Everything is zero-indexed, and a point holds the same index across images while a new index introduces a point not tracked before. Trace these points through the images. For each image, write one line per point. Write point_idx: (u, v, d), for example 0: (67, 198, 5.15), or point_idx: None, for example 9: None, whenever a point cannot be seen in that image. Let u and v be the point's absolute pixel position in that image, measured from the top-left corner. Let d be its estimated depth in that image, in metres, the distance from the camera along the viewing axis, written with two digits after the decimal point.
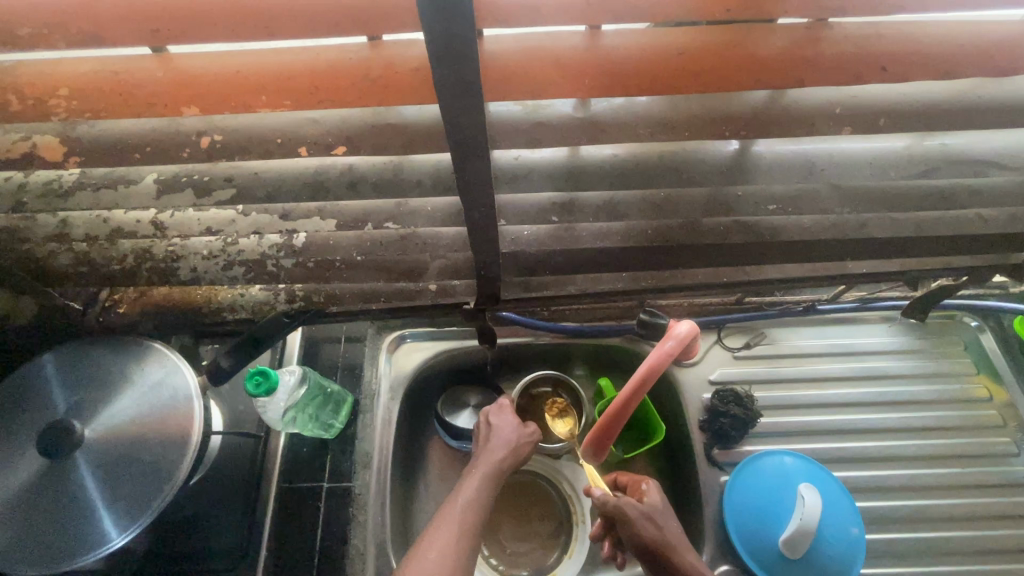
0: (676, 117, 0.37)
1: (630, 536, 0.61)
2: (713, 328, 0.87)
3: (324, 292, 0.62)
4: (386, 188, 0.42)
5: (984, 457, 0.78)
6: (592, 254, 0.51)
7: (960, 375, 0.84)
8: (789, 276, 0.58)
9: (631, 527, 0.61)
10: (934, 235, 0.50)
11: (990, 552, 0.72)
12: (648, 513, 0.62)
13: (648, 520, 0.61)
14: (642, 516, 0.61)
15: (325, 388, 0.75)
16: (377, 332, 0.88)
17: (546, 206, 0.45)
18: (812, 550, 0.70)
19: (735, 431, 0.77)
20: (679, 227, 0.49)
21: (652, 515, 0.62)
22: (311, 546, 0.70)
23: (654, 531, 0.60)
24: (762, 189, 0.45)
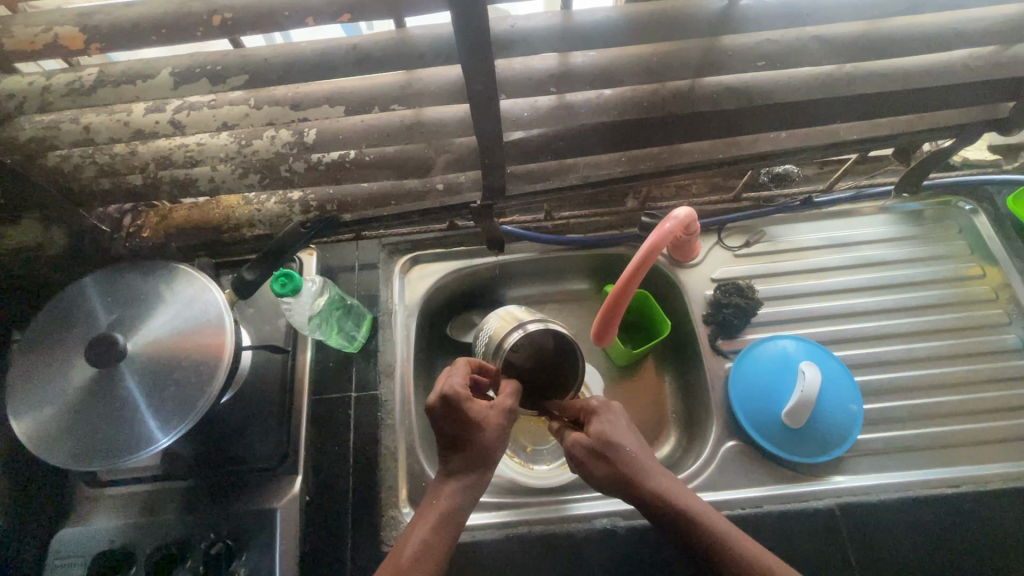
0: None
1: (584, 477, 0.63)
2: (714, 230, 0.89)
3: (337, 200, 0.64)
4: (392, 63, 0.44)
5: (976, 329, 0.82)
6: (592, 130, 0.53)
7: (954, 257, 0.87)
8: (782, 148, 0.59)
9: (583, 470, 0.62)
10: (920, 87, 0.52)
11: (983, 413, 0.76)
12: (594, 451, 0.62)
13: (597, 458, 0.61)
14: (592, 456, 0.62)
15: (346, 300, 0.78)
16: (388, 256, 0.90)
17: (544, 78, 0.47)
18: (814, 421, 0.75)
19: (737, 320, 0.81)
20: (673, 95, 0.51)
21: (604, 456, 0.61)
22: (344, 446, 0.75)
23: (605, 466, 0.61)
24: (751, 44, 0.47)
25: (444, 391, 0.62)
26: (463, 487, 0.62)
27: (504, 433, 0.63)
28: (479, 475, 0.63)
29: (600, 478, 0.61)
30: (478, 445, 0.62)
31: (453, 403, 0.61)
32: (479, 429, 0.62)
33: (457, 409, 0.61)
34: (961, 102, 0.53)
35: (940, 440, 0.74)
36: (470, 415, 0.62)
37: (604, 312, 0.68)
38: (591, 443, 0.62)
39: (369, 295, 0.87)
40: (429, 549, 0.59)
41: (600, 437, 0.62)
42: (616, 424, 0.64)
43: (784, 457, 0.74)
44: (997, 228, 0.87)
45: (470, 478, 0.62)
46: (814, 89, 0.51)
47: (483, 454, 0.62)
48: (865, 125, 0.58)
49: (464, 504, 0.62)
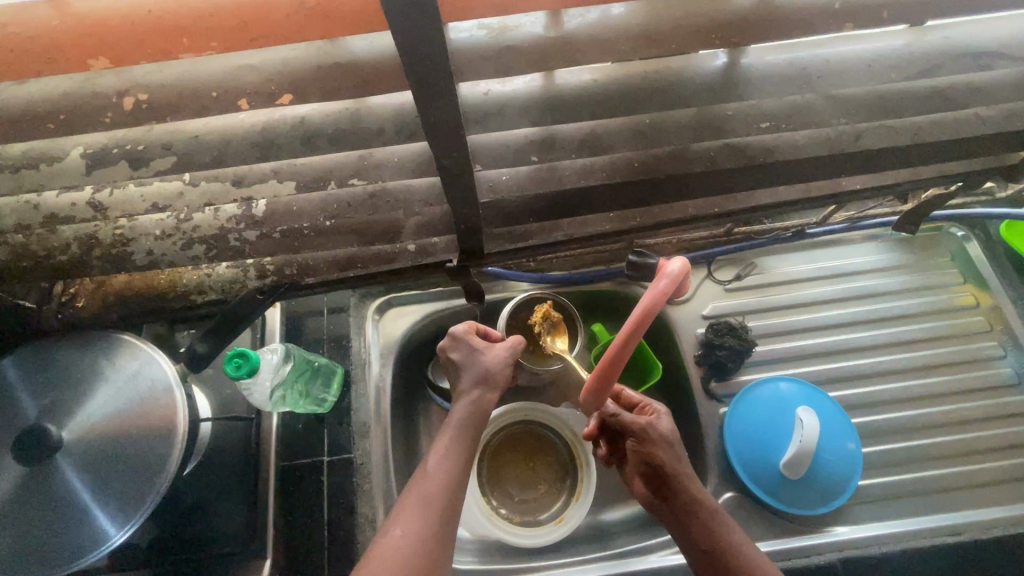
0: (658, 27, 0.34)
1: (642, 454, 0.64)
2: (703, 263, 0.85)
3: (297, 264, 0.57)
4: (345, 140, 0.38)
5: (972, 363, 0.80)
6: (578, 193, 0.48)
7: (947, 286, 0.85)
8: (780, 200, 0.55)
9: (648, 447, 0.64)
10: (931, 141, 0.48)
11: (980, 452, 0.74)
12: (666, 438, 0.65)
13: (664, 446, 0.64)
14: (661, 441, 0.64)
15: (312, 364, 0.72)
16: (359, 300, 0.84)
17: (524, 145, 0.42)
18: (814, 469, 0.72)
19: (731, 362, 0.77)
20: (666, 156, 0.46)
21: (670, 446, 0.64)
22: (319, 518, 0.70)
23: (671, 454, 0.64)
24: (753, 105, 0.42)
25: (453, 326, 0.70)
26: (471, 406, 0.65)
27: (505, 357, 0.68)
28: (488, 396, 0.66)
29: (661, 461, 0.63)
30: (480, 366, 0.67)
31: (460, 342, 0.69)
32: (480, 353, 0.68)
33: (460, 343, 0.69)
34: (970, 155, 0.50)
35: (940, 484, 0.72)
36: (472, 344, 0.69)
37: (599, 374, 0.61)
38: (665, 432, 0.65)
39: (340, 346, 0.80)
40: (452, 462, 0.61)
41: (673, 433, 0.66)
42: (670, 429, 0.66)
43: (785, 509, 0.70)
44: (988, 255, 0.85)
45: (477, 396, 0.66)
46: (817, 145, 0.47)
47: (484, 374, 0.67)
48: (869, 175, 0.54)
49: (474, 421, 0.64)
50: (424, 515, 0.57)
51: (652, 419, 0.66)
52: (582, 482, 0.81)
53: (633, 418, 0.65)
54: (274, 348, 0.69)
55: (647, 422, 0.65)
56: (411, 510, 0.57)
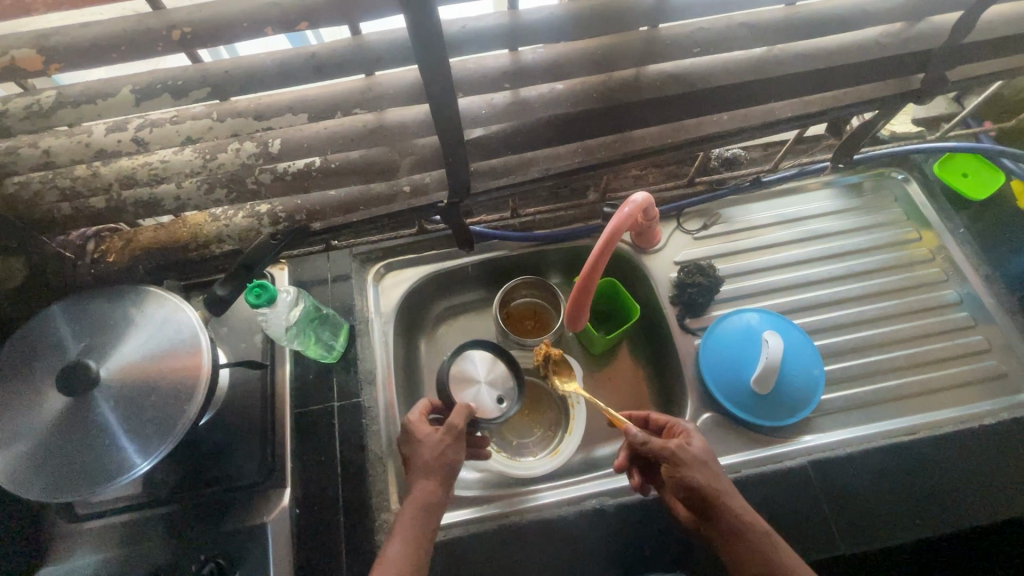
0: None
1: (677, 479, 0.65)
2: (673, 216, 0.94)
3: (306, 209, 0.65)
4: (350, 68, 0.46)
5: (919, 288, 0.88)
6: (548, 124, 0.57)
7: (893, 223, 0.93)
8: (724, 130, 0.64)
9: (681, 470, 0.65)
10: (841, 63, 0.56)
11: (931, 363, 0.82)
12: (698, 459, 0.66)
13: (698, 467, 0.65)
14: (694, 463, 0.65)
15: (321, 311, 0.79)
16: (360, 266, 0.92)
17: (498, 76, 0.51)
18: (782, 387, 0.79)
19: (702, 298, 0.85)
20: (620, 86, 0.55)
21: (702, 466, 0.65)
22: (332, 456, 0.76)
23: (706, 474, 0.65)
24: (686, 33, 0.51)
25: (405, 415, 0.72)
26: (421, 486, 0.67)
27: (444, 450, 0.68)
28: (427, 486, 0.67)
29: (698, 483, 0.64)
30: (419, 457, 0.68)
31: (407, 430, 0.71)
32: (419, 442, 0.69)
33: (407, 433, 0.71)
34: (877, 78, 0.59)
35: (897, 393, 0.80)
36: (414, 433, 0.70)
37: (571, 309, 0.71)
38: (696, 452, 0.66)
39: (344, 306, 0.88)
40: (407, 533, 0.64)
41: (702, 451, 0.67)
42: (702, 451, 0.67)
43: (757, 423, 0.78)
44: (927, 194, 0.94)
45: (425, 481, 0.67)
46: (746, 71, 0.56)
47: (423, 463, 0.68)
48: (797, 103, 0.63)
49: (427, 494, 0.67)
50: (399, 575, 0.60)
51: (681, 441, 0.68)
52: (573, 419, 0.87)
53: (661, 444, 0.67)
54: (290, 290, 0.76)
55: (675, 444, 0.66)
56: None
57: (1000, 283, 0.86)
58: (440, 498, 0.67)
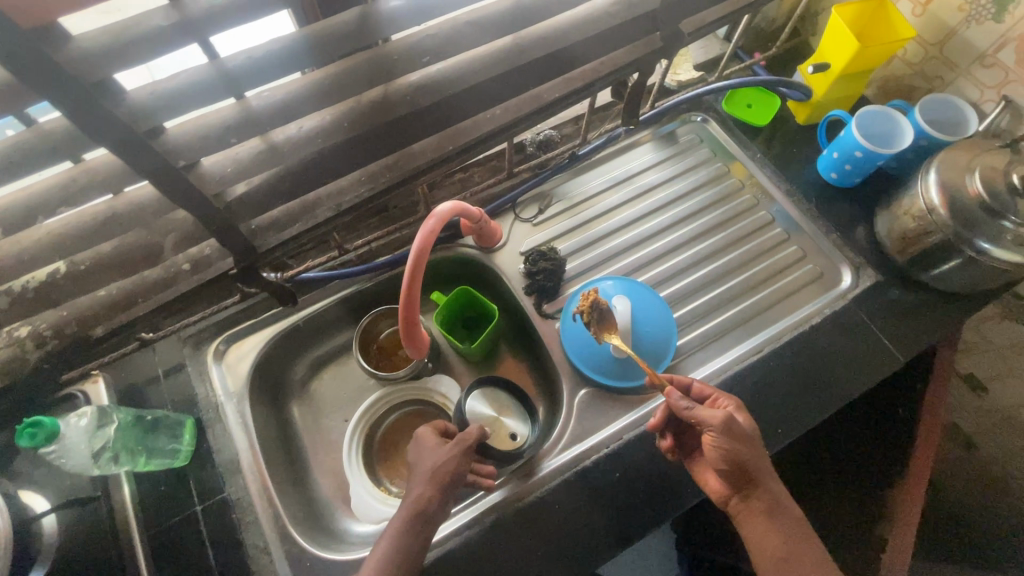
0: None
1: (725, 451, 0.64)
2: (508, 209, 0.94)
3: (75, 319, 0.57)
4: (23, 168, 0.40)
5: (739, 217, 0.95)
6: (308, 164, 0.54)
7: (705, 162, 1.00)
8: (502, 123, 0.63)
9: (733, 443, 0.64)
10: (580, 38, 0.58)
11: (761, 283, 0.90)
12: (746, 433, 0.66)
13: (745, 441, 0.65)
14: (742, 437, 0.65)
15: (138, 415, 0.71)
16: (195, 349, 0.84)
17: (222, 131, 0.47)
18: (638, 347, 0.83)
19: (551, 282, 0.87)
20: (367, 109, 0.52)
21: (751, 441, 0.66)
22: (206, 566, 0.69)
23: (753, 450, 0.65)
24: (410, 44, 0.49)
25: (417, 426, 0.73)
26: (413, 506, 0.65)
27: (450, 461, 0.68)
28: (421, 499, 0.66)
29: (744, 457, 0.64)
30: (423, 468, 0.68)
31: (420, 440, 0.72)
32: (428, 453, 0.69)
33: (417, 441, 0.72)
34: (618, 43, 0.61)
35: (738, 319, 0.87)
36: (423, 444, 0.71)
37: (404, 330, 0.67)
38: (744, 426, 0.66)
39: (185, 399, 0.80)
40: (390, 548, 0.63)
41: (750, 427, 0.67)
42: (748, 427, 0.67)
43: (623, 386, 0.81)
44: (726, 129, 1.02)
45: (416, 499, 0.66)
46: (492, 66, 0.55)
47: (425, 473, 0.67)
48: (561, 83, 0.64)
49: (417, 517, 0.65)
50: None
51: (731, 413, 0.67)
52: None
53: (713, 413, 0.65)
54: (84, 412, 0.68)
55: (730, 419, 0.65)
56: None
57: (800, 193, 0.96)
58: (432, 513, 0.65)
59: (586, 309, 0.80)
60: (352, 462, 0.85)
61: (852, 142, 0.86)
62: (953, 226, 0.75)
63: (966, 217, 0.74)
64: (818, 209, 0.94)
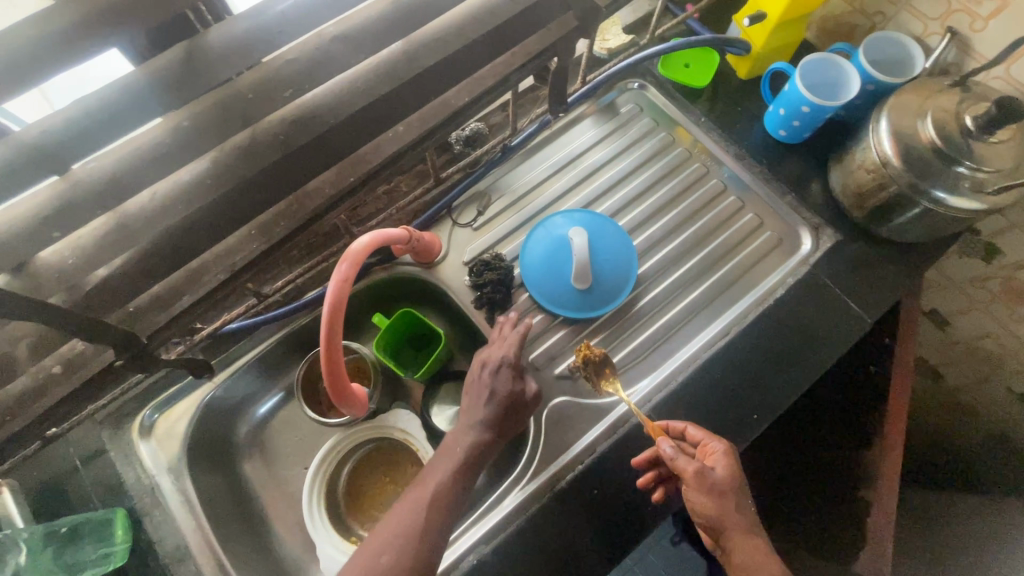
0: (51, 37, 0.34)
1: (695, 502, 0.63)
2: (442, 216, 0.86)
3: None
4: None
5: (690, 190, 0.89)
6: (173, 236, 0.44)
7: (648, 134, 0.93)
8: (408, 141, 0.54)
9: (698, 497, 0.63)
10: (475, 36, 0.49)
11: (719, 260, 0.85)
12: (716, 487, 0.63)
13: (713, 496, 0.63)
14: (709, 492, 0.63)
15: (52, 528, 0.66)
16: (115, 429, 0.75)
17: (38, 223, 0.37)
18: (601, 277, 0.82)
19: (499, 293, 0.80)
20: (229, 159, 0.43)
21: (722, 494, 0.63)
22: None
23: (722, 507, 0.63)
24: (267, 74, 0.42)
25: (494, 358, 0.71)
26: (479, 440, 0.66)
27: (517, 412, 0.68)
28: (484, 435, 0.66)
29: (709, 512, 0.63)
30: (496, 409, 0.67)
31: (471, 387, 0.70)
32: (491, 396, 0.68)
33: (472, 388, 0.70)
34: (524, 31, 0.52)
35: (702, 301, 0.82)
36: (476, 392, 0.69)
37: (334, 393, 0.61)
38: (716, 481, 0.63)
39: (112, 486, 0.71)
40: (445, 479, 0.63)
41: (729, 480, 0.63)
42: (724, 483, 0.63)
43: (590, 317, 0.81)
44: (665, 93, 0.94)
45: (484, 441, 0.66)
46: (376, 84, 0.46)
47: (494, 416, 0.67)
48: (469, 84, 0.55)
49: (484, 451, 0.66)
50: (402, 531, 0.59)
51: (707, 465, 0.64)
52: None
53: (684, 465, 0.63)
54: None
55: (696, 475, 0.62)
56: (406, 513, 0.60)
57: (750, 155, 0.90)
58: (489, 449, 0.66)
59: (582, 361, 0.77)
60: (317, 517, 0.78)
61: (798, 97, 0.80)
62: (908, 177, 0.70)
63: (921, 166, 0.69)
64: (771, 169, 0.88)
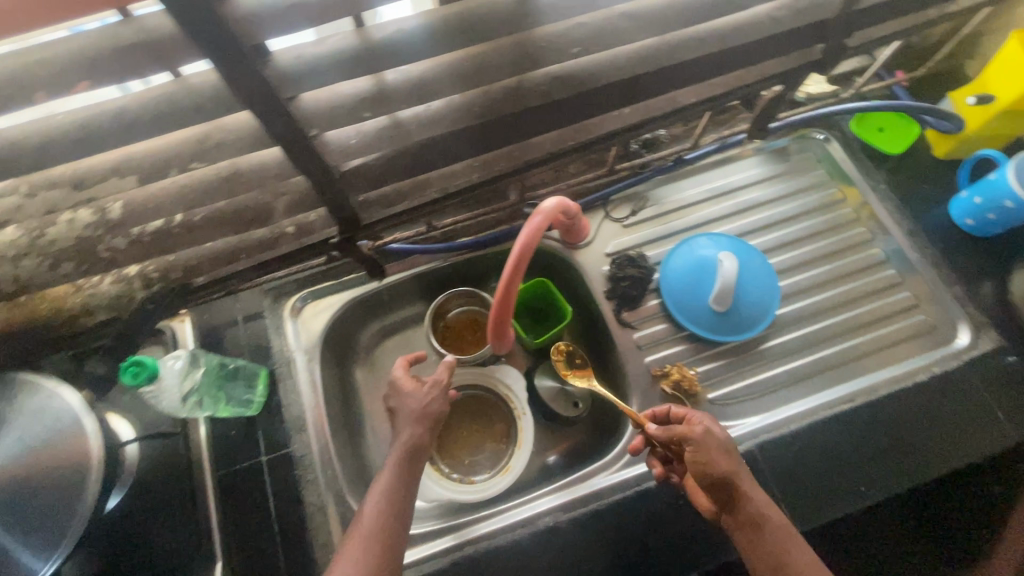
0: None
1: (700, 466, 0.62)
2: (598, 205, 0.90)
3: (180, 266, 0.58)
4: (169, 122, 0.39)
5: (849, 251, 0.88)
6: (429, 147, 0.51)
7: (818, 186, 0.92)
8: (630, 122, 0.59)
9: (706, 456, 0.62)
10: (734, 45, 0.53)
11: (861, 328, 0.83)
12: (721, 446, 0.63)
13: (722, 453, 0.63)
14: (719, 450, 0.63)
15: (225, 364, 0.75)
16: (274, 302, 0.85)
17: (356, 104, 0.44)
18: (741, 301, 0.83)
19: (635, 290, 0.83)
20: (499, 96, 0.49)
21: (727, 450, 0.63)
22: (267, 513, 0.72)
23: (730, 462, 0.62)
24: (561, 32, 0.45)
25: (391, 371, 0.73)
26: (403, 445, 0.66)
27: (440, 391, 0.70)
28: (416, 431, 0.67)
29: (720, 471, 0.61)
30: (412, 410, 0.68)
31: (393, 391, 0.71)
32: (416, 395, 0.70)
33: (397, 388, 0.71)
34: (774, 51, 0.55)
35: (832, 361, 0.81)
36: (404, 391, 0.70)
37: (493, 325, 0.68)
38: (719, 441, 0.64)
39: (260, 347, 0.82)
40: (385, 497, 0.62)
41: (728, 440, 0.65)
42: (718, 443, 0.63)
43: (717, 339, 0.81)
44: (849, 151, 0.93)
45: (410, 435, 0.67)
46: (636, 64, 0.51)
47: (418, 411, 0.68)
48: (700, 87, 0.59)
49: (417, 443, 0.67)
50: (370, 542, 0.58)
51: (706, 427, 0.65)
52: (521, 430, 0.84)
53: (687, 428, 0.64)
54: (178, 355, 0.72)
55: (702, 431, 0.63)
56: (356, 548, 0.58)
57: (921, 234, 0.87)
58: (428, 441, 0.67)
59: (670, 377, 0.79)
60: None
61: (1005, 191, 0.78)
62: None
63: None
64: (941, 254, 0.85)
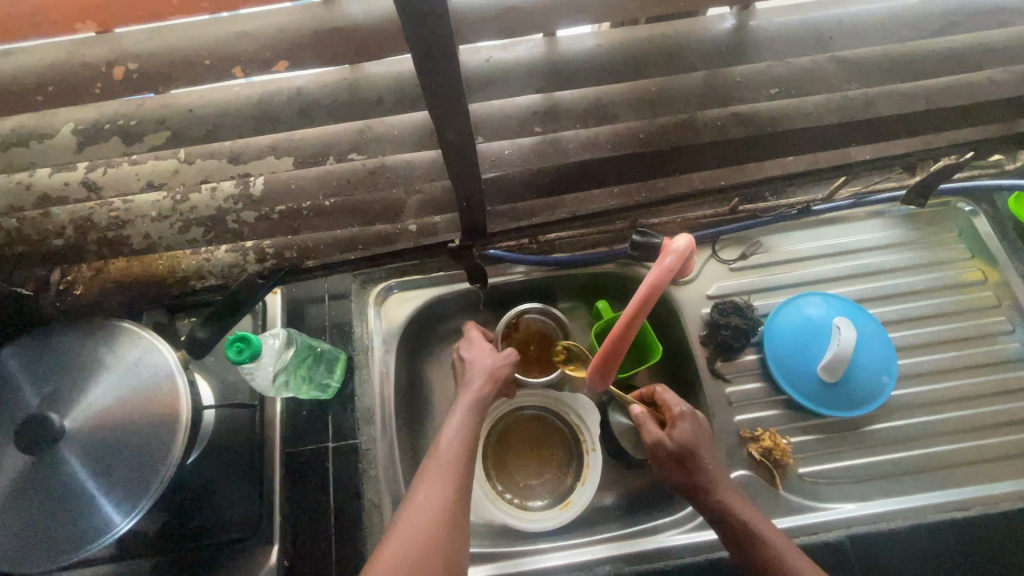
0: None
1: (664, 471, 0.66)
2: (708, 243, 0.84)
3: (297, 246, 0.57)
4: (344, 111, 0.37)
5: (979, 339, 0.79)
6: (580, 169, 0.48)
7: (955, 262, 0.83)
8: (791, 171, 0.54)
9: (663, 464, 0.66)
10: (941, 107, 0.47)
11: (984, 428, 0.75)
12: (676, 454, 0.65)
13: (676, 463, 0.65)
14: (673, 458, 0.65)
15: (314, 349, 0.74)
16: (361, 286, 0.84)
17: (527, 116, 0.41)
18: (854, 373, 0.75)
19: (736, 342, 0.77)
20: (671, 127, 0.45)
21: (685, 456, 0.65)
22: (326, 501, 0.71)
23: (685, 471, 0.64)
24: (761, 69, 0.41)
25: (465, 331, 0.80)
26: (469, 399, 0.70)
27: (507, 359, 0.75)
28: (483, 385, 0.71)
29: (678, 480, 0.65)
30: (483, 371, 0.73)
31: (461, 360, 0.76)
32: (485, 356, 0.75)
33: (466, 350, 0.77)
34: (983, 119, 0.49)
35: (947, 459, 0.73)
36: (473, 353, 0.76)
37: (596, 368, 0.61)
38: (677, 445, 0.65)
39: (341, 330, 0.81)
40: (463, 434, 0.66)
41: (691, 442, 0.65)
42: (675, 448, 0.65)
43: (822, 412, 0.74)
44: (997, 229, 0.84)
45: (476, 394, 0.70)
46: (827, 114, 0.46)
47: (489, 371, 0.73)
48: (878, 145, 0.54)
49: (483, 399, 0.70)
50: (446, 481, 0.61)
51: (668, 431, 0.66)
52: (587, 464, 0.80)
53: (648, 434, 0.67)
54: (276, 334, 0.71)
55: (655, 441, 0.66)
56: (435, 472, 0.62)
57: None
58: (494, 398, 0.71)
59: (761, 443, 0.73)
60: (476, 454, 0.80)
61: None
62: None
63: None
64: None
